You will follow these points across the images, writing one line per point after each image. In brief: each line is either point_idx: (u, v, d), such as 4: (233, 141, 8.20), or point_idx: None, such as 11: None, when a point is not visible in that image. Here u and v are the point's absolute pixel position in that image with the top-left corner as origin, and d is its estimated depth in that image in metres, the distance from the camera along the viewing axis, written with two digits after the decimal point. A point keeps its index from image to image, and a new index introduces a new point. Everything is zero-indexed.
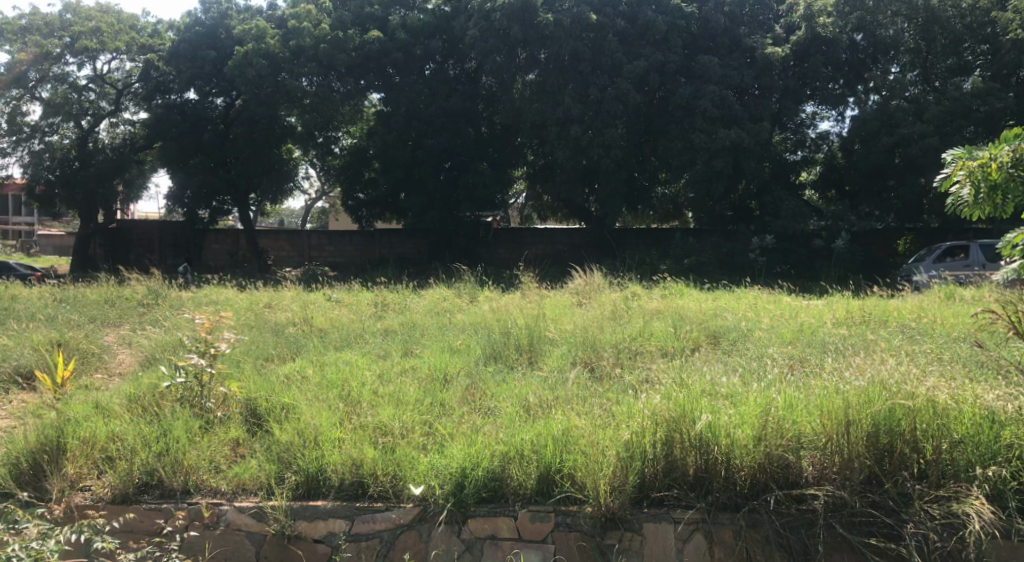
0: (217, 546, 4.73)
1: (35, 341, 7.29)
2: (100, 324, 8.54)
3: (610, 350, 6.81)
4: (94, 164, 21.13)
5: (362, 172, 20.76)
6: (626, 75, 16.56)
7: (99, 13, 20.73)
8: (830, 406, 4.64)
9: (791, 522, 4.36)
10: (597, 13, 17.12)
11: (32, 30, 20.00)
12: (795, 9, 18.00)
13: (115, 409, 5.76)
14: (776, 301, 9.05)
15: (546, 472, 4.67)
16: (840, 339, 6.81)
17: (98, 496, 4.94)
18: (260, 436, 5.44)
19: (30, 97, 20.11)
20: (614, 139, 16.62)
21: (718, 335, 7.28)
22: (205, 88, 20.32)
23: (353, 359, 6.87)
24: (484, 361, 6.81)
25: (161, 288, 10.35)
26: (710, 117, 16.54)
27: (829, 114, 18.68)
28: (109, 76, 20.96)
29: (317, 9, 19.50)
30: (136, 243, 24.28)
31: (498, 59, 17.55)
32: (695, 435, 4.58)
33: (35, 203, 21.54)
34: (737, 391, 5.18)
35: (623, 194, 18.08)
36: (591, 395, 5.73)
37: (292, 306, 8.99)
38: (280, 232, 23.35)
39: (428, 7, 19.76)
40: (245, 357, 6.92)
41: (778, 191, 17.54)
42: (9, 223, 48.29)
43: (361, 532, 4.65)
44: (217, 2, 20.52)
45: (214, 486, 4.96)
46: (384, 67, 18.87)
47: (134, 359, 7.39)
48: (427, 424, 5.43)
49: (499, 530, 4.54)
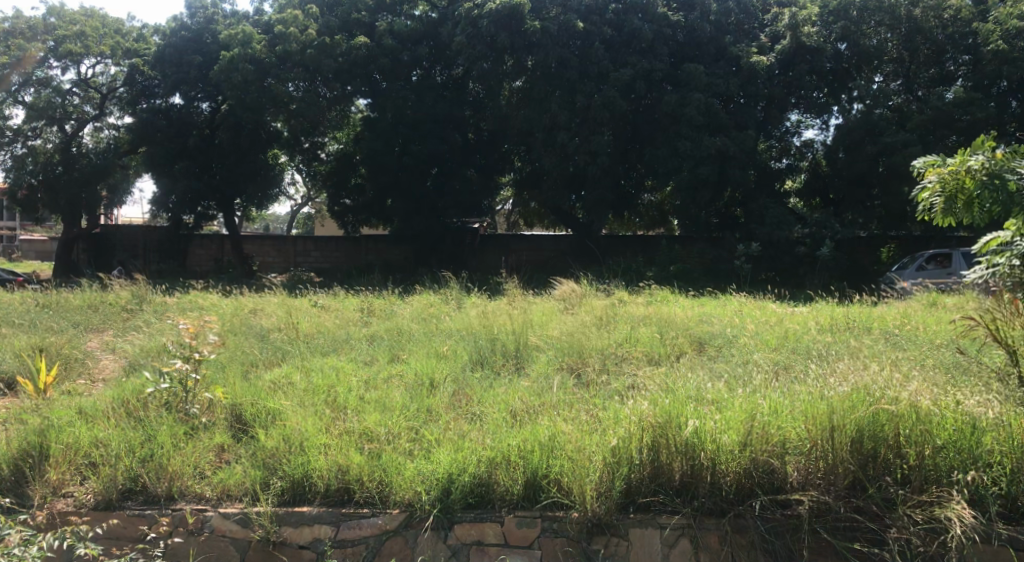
0: (201, 553, 4.68)
1: (18, 347, 7.22)
2: (82, 329, 8.44)
3: (596, 356, 6.81)
4: (77, 169, 20.64)
5: (349, 178, 20.80)
6: (612, 83, 16.63)
7: (84, 18, 20.64)
8: (815, 411, 4.69)
9: (777, 528, 4.38)
10: (584, 21, 17.18)
11: (15, 34, 19.77)
12: (780, 19, 18.06)
13: (100, 414, 5.74)
14: (762, 308, 9.08)
15: (533, 477, 4.67)
16: (824, 346, 6.87)
17: (81, 502, 4.89)
18: (245, 442, 5.40)
19: (12, 101, 19.78)
20: (601, 146, 16.73)
21: (703, 342, 7.31)
22: (191, 94, 20.04)
23: (340, 365, 6.82)
24: (471, 368, 6.79)
25: (145, 293, 10.26)
26: (697, 125, 16.62)
27: (813, 123, 18.75)
28: (94, 81, 20.95)
29: (303, 15, 19.32)
30: (121, 250, 24.18)
31: (485, 66, 17.55)
32: (682, 440, 4.60)
33: (18, 207, 21.28)
34: (724, 397, 5.21)
35: (611, 200, 18.15)
36: (578, 401, 5.74)
37: (277, 312, 8.93)
38: (267, 238, 23.48)
39: (415, 13, 19.71)
40: (231, 363, 6.88)
41: (764, 199, 17.72)
42: None
43: (347, 538, 4.61)
44: (205, 6, 20.31)
45: (198, 492, 4.92)
46: (371, 73, 18.80)
47: (117, 365, 7.31)
48: (413, 430, 5.42)
49: (486, 535, 4.53)
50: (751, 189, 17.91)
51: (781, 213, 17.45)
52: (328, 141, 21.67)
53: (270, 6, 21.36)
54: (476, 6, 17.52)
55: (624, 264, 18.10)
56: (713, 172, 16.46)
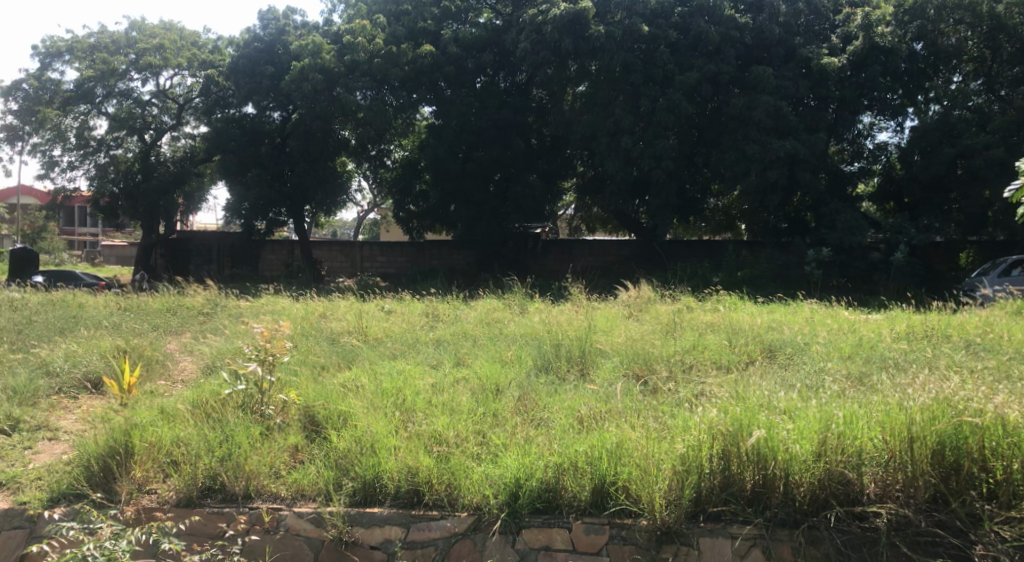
0: (277, 551, 4.81)
1: (104, 348, 7.51)
2: (162, 331, 8.74)
3: (663, 363, 6.71)
4: (156, 178, 21.28)
5: (413, 184, 20.99)
6: (678, 86, 16.42)
7: (163, 31, 21.51)
8: (893, 423, 4.57)
9: (854, 540, 4.33)
10: (648, 24, 17.09)
11: (99, 48, 21.01)
12: (852, 19, 17.63)
13: (180, 415, 5.93)
14: (834, 315, 8.85)
15: (601, 484, 4.66)
16: (901, 354, 6.68)
17: (165, 499, 5.09)
18: (318, 442, 5.54)
19: (97, 112, 21.01)
20: (666, 150, 16.56)
21: (774, 349, 7.13)
22: (263, 103, 20.39)
23: (406, 367, 6.96)
24: (535, 373, 6.81)
25: (220, 297, 10.64)
26: (764, 128, 16.30)
27: (887, 125, 18.21)
28: (172, 92, 21.79)
29: (371, 24, 19.69)
30: (195, 255, 25.14)
31: (550, 71, 17.57)
32: (752, 450, 4.54)
33: (101, 214, 22.26)
34: (797, 406, 5.10)
35: (675, 205, 17.93)
36: (645, 408, 5.69)
37: (346, 316, 9.08)
38: (335, 243, 23.98)
39: (479, 20, 19.92)
40: (302, 366, 7.02)
41: (834, 203, 17.34)
42: (75, 235, 50.46)
43: (417, 539, 4.69)
44: (276, 18, 20.82)
45: (274, 491, 5.07)
46: (435, 80, 19.07)
47: (195, 366, 7.55)
48: (481, 434, 5.47)
49: (555, 541, 4.54)
50: (822, 193, 17.56)
51: (852, 218, 17.02)
52: (394, 148, 22.29)
53: (339, 17, 21.84)
54: (540, 12, 17.55)
55: (690, 270, 17.92)
56: (783, 175, 16.14)
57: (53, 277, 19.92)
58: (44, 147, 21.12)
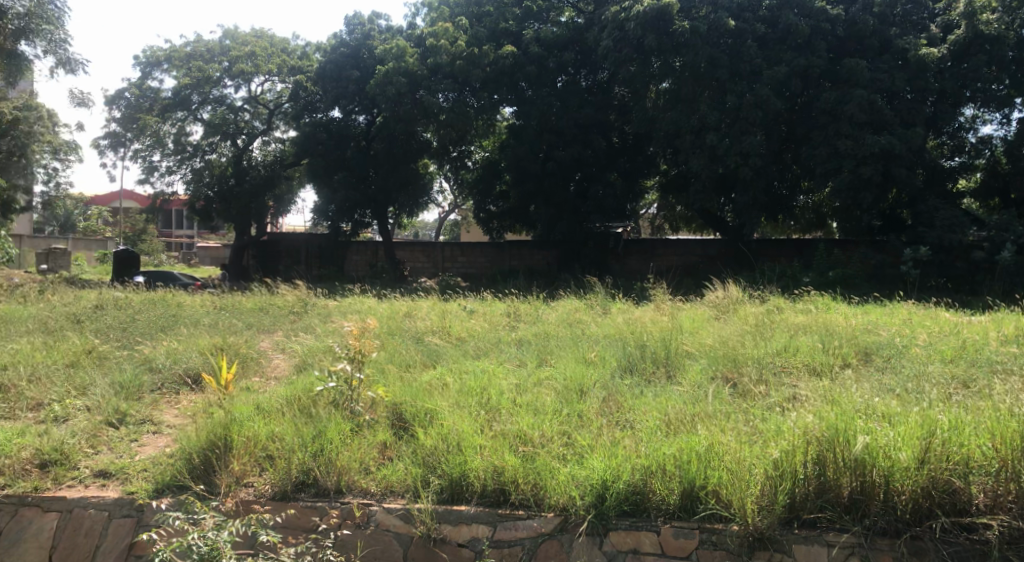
0: (368, 546, 4.89)
1: (202, 347, 7.81)
2: (256, 330, 9.06)
3: (753, 365, 6.55)
4: (248, 181, 22.05)
5: (494, 185, 21.32)
6: (766, 81, 16.03)
7: (254, 39, 22.31)
8: (1005, 431, 4.34)
9: (962, 553, 4.13)
10: (735, 18, 16.76)
11: (196, 56, 22.00)
12: (954, 7, 16.86)
13: (275, 411, 6.12)
14: (934, 317, 8.44)
15: (689, 488, 4.55)
16: (1010, 358, 6.32)
17: (261, 492, 5.26)
18: (405, 440, 5.63)
19: (193, 119, 22.00)
20: (754, 147, 16.16)
21: (870, 352, 6.88)
22: (349, 107, 20.86)
23: (489, 367, 7.00)
24: (620, 374, 6.75)
25: (309, 297, 10.94)
26: (858, 123, 15.75)
27: (991, 117, 17.34)
28: (263, 97, 22.53)
29: (453, 27, 19.98)
30: (285, 256, 26.02)
31: (632, 69, 17.45)
32: (852, 458, 4.36)
33: (197, 218, 23.07)
34: (896, 412, 4.88)
35: (761, 203, 17.47)
36: (735, 411, 5.55)
37: (430, 316, 9.22)
38: (416, 244, 24.35)
39: (560, 20, 19.93)
40: (387, 365, 7.13)
41: (933, 200, 16.81)
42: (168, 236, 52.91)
43: (504, 538, 4.71)
44: (361, 23, 21.34)
45: (364, 487, 5.17)
46: (516, 81, 19.20)
47: (287, 364, 7.78)
48: (566, 434, 5.44)
49: (643, 544, 4.48)
50: (919, 189, 16.94)
51: (953, 215, 16.35)
52: (475, 149, 22.52)
53: (421, 21, 22.23)
54: (622, 9, 17.50)
55: (778, 269, 17.45)
56: (877, 171, 15.51)
57: (152, 277, 20.90)
58: (145, 153, 22.32)
